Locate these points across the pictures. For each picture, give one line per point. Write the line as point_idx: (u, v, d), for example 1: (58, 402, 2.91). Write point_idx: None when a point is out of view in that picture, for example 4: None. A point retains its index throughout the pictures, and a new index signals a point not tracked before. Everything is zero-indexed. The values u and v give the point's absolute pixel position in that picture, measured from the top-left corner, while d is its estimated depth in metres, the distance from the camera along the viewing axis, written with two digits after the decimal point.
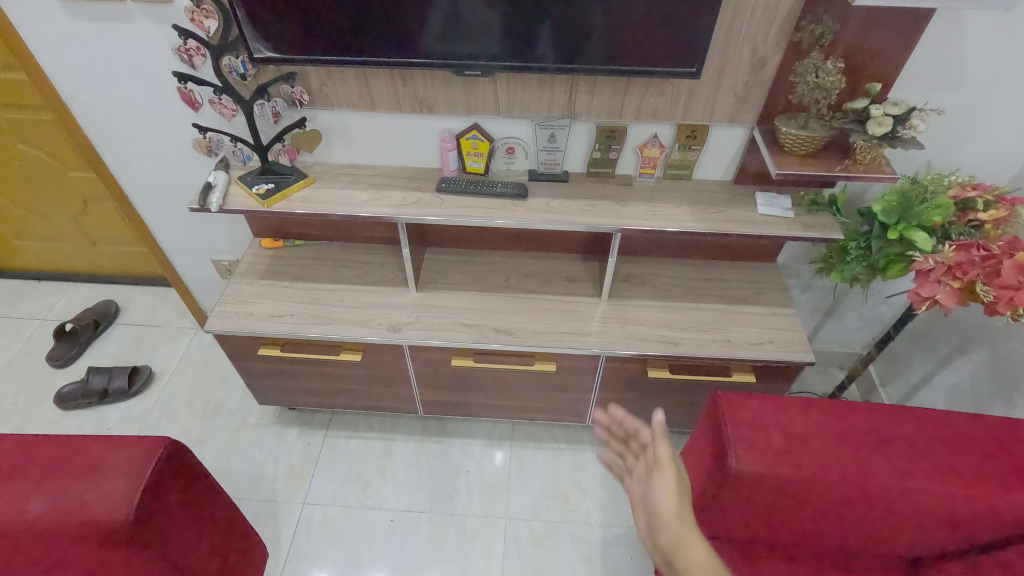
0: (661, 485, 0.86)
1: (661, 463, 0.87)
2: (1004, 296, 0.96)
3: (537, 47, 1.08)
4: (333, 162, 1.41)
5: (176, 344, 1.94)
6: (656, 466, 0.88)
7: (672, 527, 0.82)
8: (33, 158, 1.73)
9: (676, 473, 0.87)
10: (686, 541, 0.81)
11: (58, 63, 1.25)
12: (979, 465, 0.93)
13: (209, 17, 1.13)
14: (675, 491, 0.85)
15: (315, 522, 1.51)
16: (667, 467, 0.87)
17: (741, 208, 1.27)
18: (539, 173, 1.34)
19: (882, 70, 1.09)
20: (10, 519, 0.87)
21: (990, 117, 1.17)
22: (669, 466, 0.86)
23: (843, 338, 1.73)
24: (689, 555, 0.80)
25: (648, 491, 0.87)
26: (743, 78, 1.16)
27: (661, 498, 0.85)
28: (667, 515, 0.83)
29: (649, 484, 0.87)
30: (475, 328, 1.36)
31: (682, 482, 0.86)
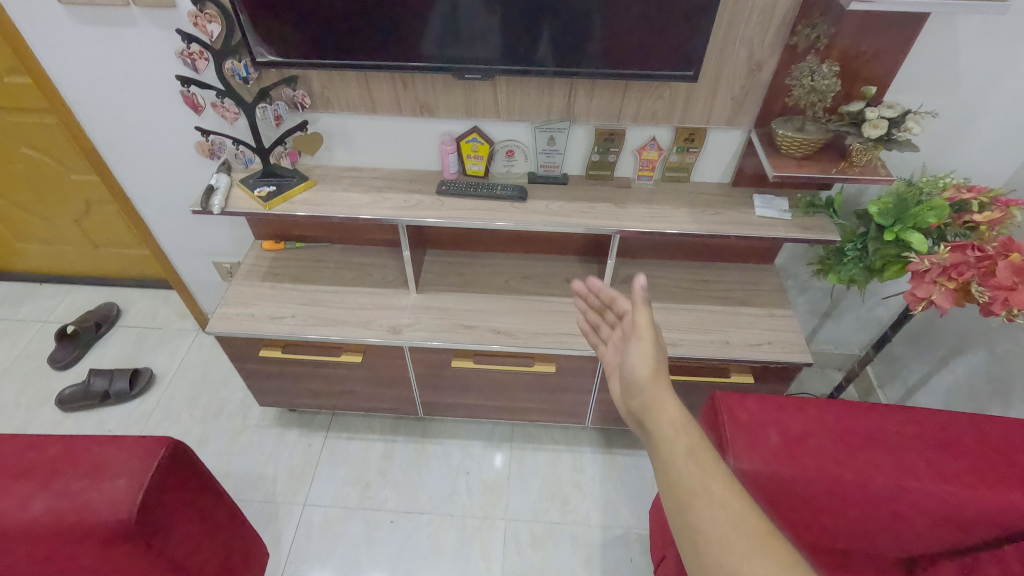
0: (636, 349, 0.80)
1: (639, 326, 0.80)
2: (999, 296, 0.97)
3: (537, 51, 1.09)
4: (334, 165, 1.42)
5: (177, 346, 1.95)
6: (633, 330, 0.82)
7: (646, 388, 0.77)
8: (36, 161, 1.74)
9: (654, 334, 0.80)
10: (658, 398, 0.76)
11: (62, 68, 1.27)
12: (975, 465, 0.93)
13: (211, 22, 1.14)
14: (652, 353, 0.79)
15: (315, 523, 1.51)
16: (644, 330, 0.80)
17: (739, 210, 1.28)
18: (539, 176, 1.35)
19: (877, 74, 1.11)
20: (14, 519, 0.87)
21: (984, 120, 1.18)
22: (647, 329, 0.79)
23: (841, 340, 1.74)
24: (661, 412, 0.75)
25: (624, 356, 0.81)
26: (740, 81, 1.17)
27: (636, 360, 0.79)
28: (640, 378, 0.78)
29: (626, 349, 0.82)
30: (475, 330, 1.37)
31: (661, 343, 0.80)
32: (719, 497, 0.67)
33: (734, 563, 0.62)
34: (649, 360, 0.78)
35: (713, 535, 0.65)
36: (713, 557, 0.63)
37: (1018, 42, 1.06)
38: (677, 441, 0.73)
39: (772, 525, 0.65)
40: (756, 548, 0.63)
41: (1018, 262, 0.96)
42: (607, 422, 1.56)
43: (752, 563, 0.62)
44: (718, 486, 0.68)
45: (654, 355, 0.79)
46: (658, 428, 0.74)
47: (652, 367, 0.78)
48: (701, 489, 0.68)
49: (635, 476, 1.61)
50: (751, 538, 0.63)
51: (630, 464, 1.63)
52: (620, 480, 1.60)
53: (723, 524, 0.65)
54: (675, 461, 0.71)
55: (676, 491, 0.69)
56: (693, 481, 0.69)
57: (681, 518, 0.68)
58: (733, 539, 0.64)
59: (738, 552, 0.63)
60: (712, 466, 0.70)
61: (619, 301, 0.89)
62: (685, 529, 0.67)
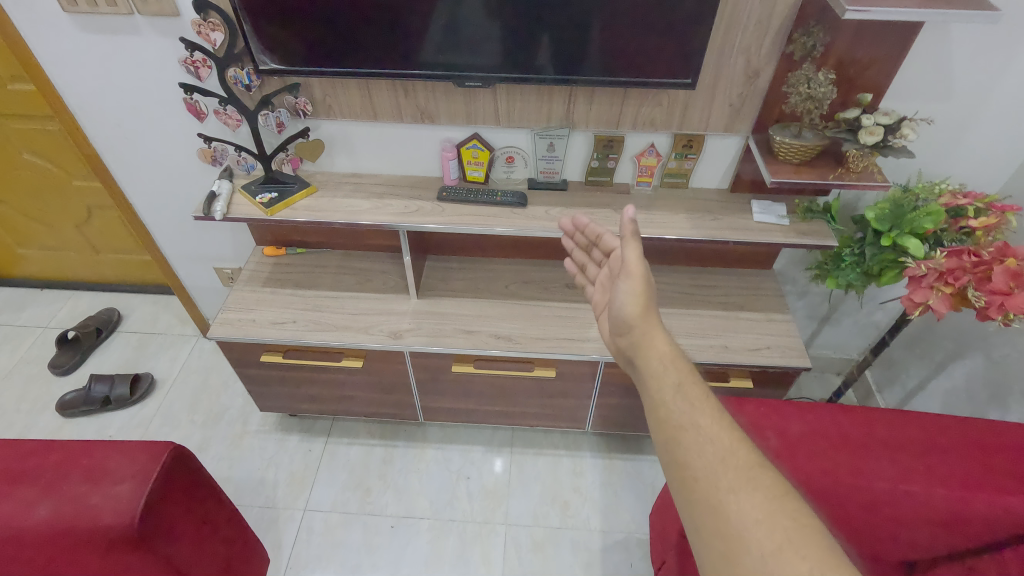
0: (625, 287, 0.76)
1: (628, 265, 0.76)
2: (995, 300, 0.97)
3: (536, 58, 1.10)
4: (336, 171, 1.43)
5: (178, 351, 1.96)
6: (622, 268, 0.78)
7: (636, 327, 0.75)
8: (37, 168, 1.74)
9: (645, 272, 0.76)
10: (647, 335, 0.75)
11: (66, 75, 1.28)
12: (975, 471, 0.93)
13: (215, 30, 1.15)
14: (642, 292, 0.75)
15: (316, 528, 1.52)
16: (633, 267, 0.75)
17: (738, 216, 1.29)
18: (539, 182, 1.37)
19: (873, 81, 1.12)
20: (17, 524, 0.88)
21: (978, 127, 1.19)
22: (636, 266, 0.75)
23: (840, 345, 1.75)
24: (650, 350, 0.74)
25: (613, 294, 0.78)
26: (738, 88, 1.18)
27: (625, 299, 0.76)
28: (630, 318, 0.76)
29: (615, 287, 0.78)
30: (475, 335, 1.38)
31: (651, 281, 0.76)
32: (706, 432, 0.65)
33: (721, 497, 0.60)
34: (638, 299, 0.75)
35: (701, 470, 0.62)
36: (700, 491, 0.61)
37: (1012, 50, 1.08)
38: (665, 377, 0.71)
39: (760, 458, 0.63)
40: (742, 481, 0.61)
41: (1014, 267, 0.96)
42: (606, 426, 1.56)
43: (738, 496, 0.60)
44: (706, 420, 0.66)
45: (644, 294, 0.75)
46: (647, 365, 0.73)
47: (641, 306, 0.75)
48: (689, 424, 0.65)
49: (635, 481, 1.61)
50: (738, 471, 0.61)
51: (630, 469, 1.63)
52: (620, 485, 1.60)
53: (710, 458, 0.63)
54: (663, 398, 0.69)
55: (665, 427, 0.67)
56: (680, 416, 0.66)
57: (669, 453, 0.65)
58: (720, 471, 0.61)
59: (725, 485, 0.60)
60: (700, 401, 0.68)
61: (605, 238, 0.90)
62: (672, 464, 0.65)
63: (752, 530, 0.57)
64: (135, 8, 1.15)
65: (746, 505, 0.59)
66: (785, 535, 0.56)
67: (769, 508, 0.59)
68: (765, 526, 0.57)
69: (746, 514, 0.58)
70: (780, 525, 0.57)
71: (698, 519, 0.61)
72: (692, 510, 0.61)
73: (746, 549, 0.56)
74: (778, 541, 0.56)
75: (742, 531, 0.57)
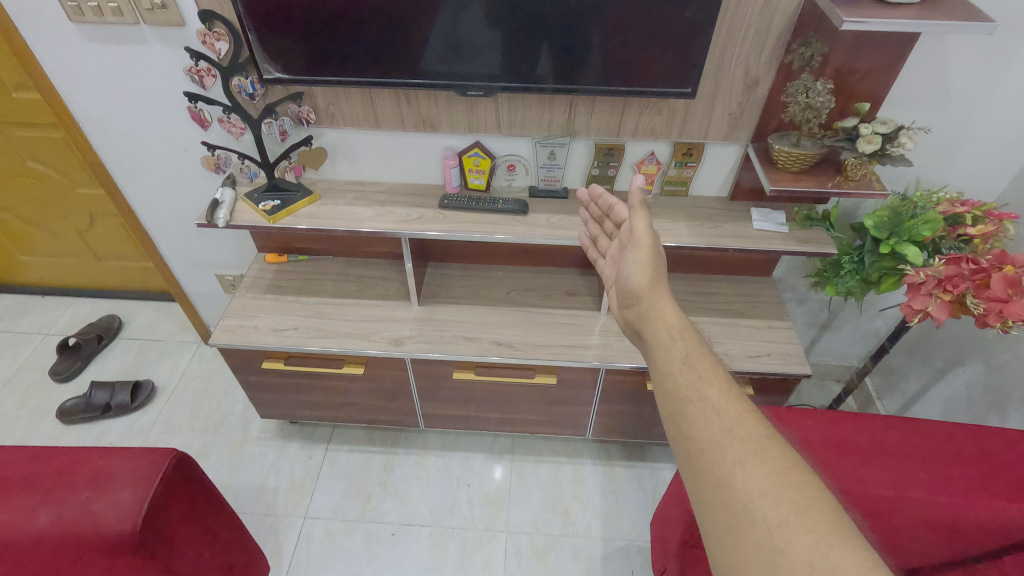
0: (634, 258, 0.79)
1: (636, 235, 0.78)
2: (993, 308, 0.99)
3: (538, 67, 1.12)
4: (338, 179, 1.44)
5: (179, 358, 1.96)
6: (630, 239, 0.80)
7: (643, 298, 0.78)
8: (40, 175, 1.75)
9: (652, 242, 0.78)
10: (655, 306, 0.77)
11: (71, 84, 1.29)
12: (975, 477, 0.93)
13: (219, 40, 1.16)
14: (649, 262, 0.78)
15: (316, 535, 1.51)
16: (641, 237, 0.78)
17: (737, 223, 1.30)
18: (539, 190, 1.38)
19: (871, 90, 1.13)
20: (18, 530, 0.88)
21: (975, 135, 1.20)
22: (643, 235, 0.77)
23: (840, 352, 1.76)
24: (657, 321, 0.76)
25: (621, 266, 0.81)
26: (737, 97, 1.20)
27: (633, 270, 0.78)
28: (638, 288, 0.78)
29: (623, 258, 0.81)
30: (477, 342, 1.38)
31: (658, 251, 0.79)
32: (713, 403, 0.65)
33: (726, 469, 0.60)
34: (647, 270, 0.78)
35: (706, 443, 0.62)
36: (705, 462, 0.62)
37: (1008, 60, 1.09)
38: (673, 349, 0.72)
39: (770, 429, 0.63)
40: (749, 453, 0.61)
41: (1011, 274, 0.97)
42: (607, 434, 1.56)
43: (745, 468, 0.60)
44: (713, 392, 0.66)
45: (651, 264, 0.78)
46: (655, 336, 0.75)
47: (648, 276, 0.78)
48: (694, 395, 0.66)
49: (635, 488, 1.61)
50: (745, 443, 0.61)
51: (630, 477, 1.63)
52: (620, 492, 1.60)
53: (716, 428, 0.63)
54: (670, 370, 0.70)
55: (671, 399, 0.68)
56: (686, 387, 0.67)
57: (674, 425, 0.66)
58: (726, 443, 0.62)
59: (730, 457, 0.61)
60: (708, 372, 0.68)
61: (617, 209, 0.89)
62: (678, 435, 0.66)
63: (757, 503, 0.57)
64: (141, 18, 1.16)
65: (752, 477, 0.59)
66: (792, 508, 0.56)
67: (775, 480, 0.58)
68: (771, 499, 0.57)
69: (751, 485, 0.58)
70: (787, 497, 0.57)
71: (704, 491, 0.61)
72: (698, 481, 0.62)
73: (751, 521, 0.56)
74: (784, 513, 0.56)
75: (747, 503, 0.57)
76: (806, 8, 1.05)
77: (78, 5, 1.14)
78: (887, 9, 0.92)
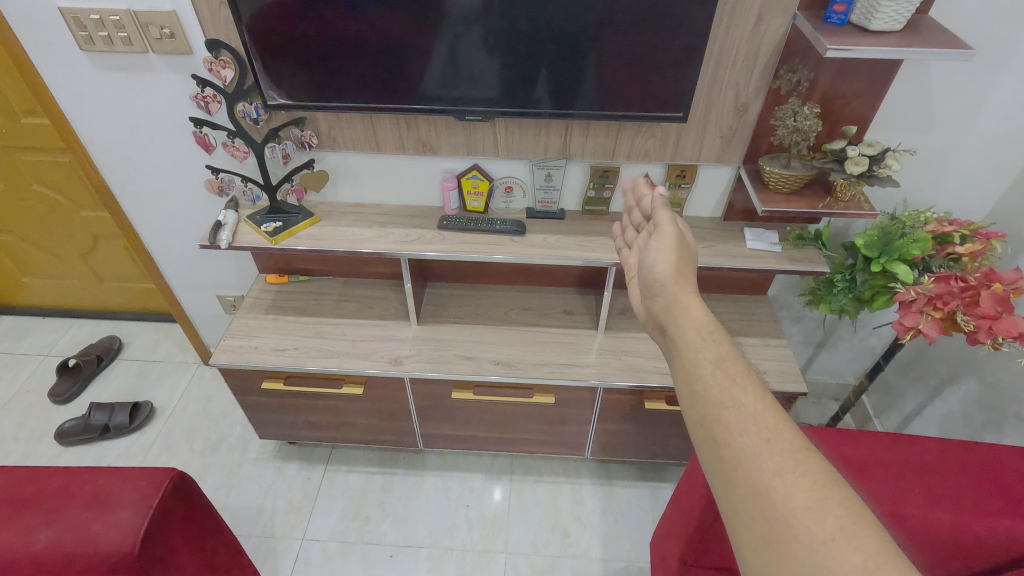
0: (657, 247, 0.78)
1: (661, 227, 0.80)
2: (983, 325, 1.00)
3: (534, 93, 1.15)
4: (339, 202, 1.47)
5: (178, 379, 1.96)
6: (655, 232, 0.81)
7: (669, 287, 0.74)
8: (46, 199, 1.78)
9: (675, 233, 0.78)
10: (681, 300, 0.72)
11: (81, 111, 1.32)
12: (972, 494, 0.94)
13: (225, 67, 1.18)
14: (673, 251, 0.77)
15: (314, 558, 1.50)
16: (666, 227, 0.79)
17: (731, 243, 1.33)
18: (536, 211, 1.40)
19: (858, 113, 1.17)
20: (16, 551, 0.88)
21: (958, 158, 1.24)
22: (668, 226, 0.79)
23: (837, 370, 1.77)
24: (685, 318, 0.70)
25: (644, 254, 0.80)
26: (728, 121, 1.23)
27: (657, 256, 0.77)
28: (663, 278, 0.75)
29: (646, 247, 0.80)
30: (475, 361, 1.39)
31: (683, 242, 0.78)
32: (749, 410, 0.59)
33: (765, 480, 0.54)
34: (672, 260, 0.76)
35: (743, 451, 0.56)
36: (742, 472, 0.55)
37: (989, 86, 1.12)
38: (703, 351, 0.65)
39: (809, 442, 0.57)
40: (789, 464, 0.54)
41: (1000, 292, 0.99)
42: (606, 453, 1.56)
43: (786, 480, 0.53)
44: (749, 399, 0.60)
45: (675, 251, 0.77)
46: (682, 335, 0.68)
47: (672, 264, 0.75)
48: (729, 400, 0.59)
49: (635, 508, 1.60)
50: (785, 454, 0.55)
51: (630, 497, 1.63)
52: (620, 513, 1.59)
53: (753, 437, 0.57)
54: (701, 372, 0.63)
55: (702, 403, 0.61)
56: (719, 391, 0.61)
57: (705, 431, 0.60)
58: (765, 452, 0.55)
59: (770, 468, 0.54)
60: (741, 378, 0.62)
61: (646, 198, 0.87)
62: (709, 440, 0.59)
63: (800, 517, 0.51)
64: (150, 47, 1.20)
65: (795, 491, 0.53)
66: (838, 524, 0.50)
67: (819, 494, 0.52)
68: (815, 514, 0.51)
69: (793, 499, 0.52)
70: (831, 512, 0.51)
71: (739, 501, 0.55)
72: (730, 491, 0.56)
73: (793, 536, 0.50)
74: (829, 530, 0.50)
75: (788, 518, 0.51)
76: (792, 36, 1.09)
77: (89, 35, 1.18)
78: (870, 37, 0.96)
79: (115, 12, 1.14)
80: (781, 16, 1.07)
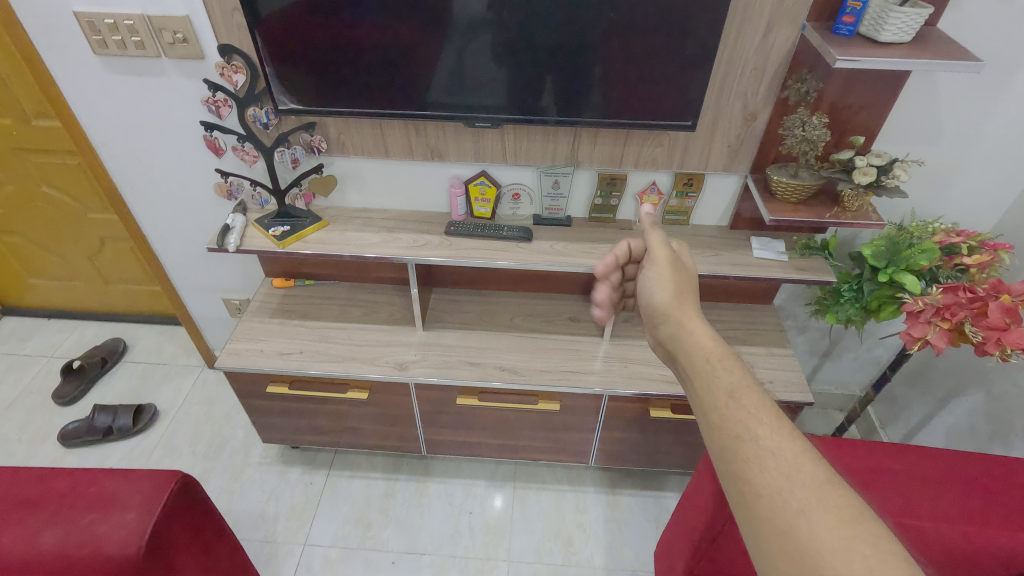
0: (654, 275, 0.76)
1: (654, 253, 0.78)
2: (992, 336, 1.01)
3: (542, 101, 1.16)
4: (347, 207, 1.48)
5: (182, 382, 1.96)
6: (647, 259, 0.79)
7: (672, 314, 0.71)
8: (55, 200, 1.79)
9: (670, 258, 0.77)
10: (686, 325, 0.70)
11: (93, 114, 1.33)
12: (979, 506, 0.93)
13: (237, 72, 1.21)
14: (671, 276, 0.75)
15: (316, 564, 1.49)
16: (659, 253, 0.77)
17: (738, 252, 1.33)
18: (543, 218, 1.41)
19: (865, 124, 1.18)
20: (22, 553, 0.87)
21: (965, 170, 1.24)
22: (660, 251, 0.77)
23: (842, 380, 1.76)
24: (693, 347, 0.68)
25: (641, 285, 0.78)
26: (735, 131, 1.24)
27: (654, 285, 0.75)
28: (660, 306, 0.73)
29: (642, 276, 0.78)
30: (481, 367, 1.39)
31: (677, 264, 0.77)
32: (767, 443, 0.57)
33: (789, 517, 0.52)
34: (668, 286, 0.74)
35: (764, 489, 0.55)
36: (766, 510, 0.54)
37: (997, 98, 1.13)
38: (717, 381, 0.63)
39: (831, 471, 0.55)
40: (813, 500, 0.52)
41: (1008, 303, 0.99)
42: (610, 461, 1.56)
43: (810, 517, 0.52)
44: (767, 430, 0.58)
45: (673, 277, 0.75)
46: (693, 365, 0.66)
47: (672, 290, 0.74)
48: (746, 434, 0.58)
49: (638, 517, 1.59)
50: (807, 489, 0.53)
51: (633, 506, 1.62)
52: (624, 521, 1.58)
53: (774, 473, 0.55)
54: (715, 404, 0.61)
55: (719, 437, 0.60)
56: (735, 425, 0.59)
57: (725, 466, 0.59)
58: (786, 489, 0.54)
59: (793, 505, 0.53)
60: (757, 409, 0.59)
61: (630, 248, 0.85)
62: (731, 476, 0.58)
63: (826, 556, 0.49)
64: (163, 51, 1.21)
65: (820, 529, 0.51)
66: (867, 564, 0.48)
67: (845, 532, 0.50)
68: (843, 553, 0.49)
69: (819, 538, 0.50)
70: (859, 551, 0.49)
71: (764, 540, 0.54)
72: (756, 528, 0.55)
73: None
74: (859, 570, 0.48)
75: (815, 557, 0.50)
76: (801, 46, 1.10)
77: (103, 39, 1.19)
78: (879, 48, 0.96)
79: (129, 16, 1.16)
80: (790, 27, 1.08)
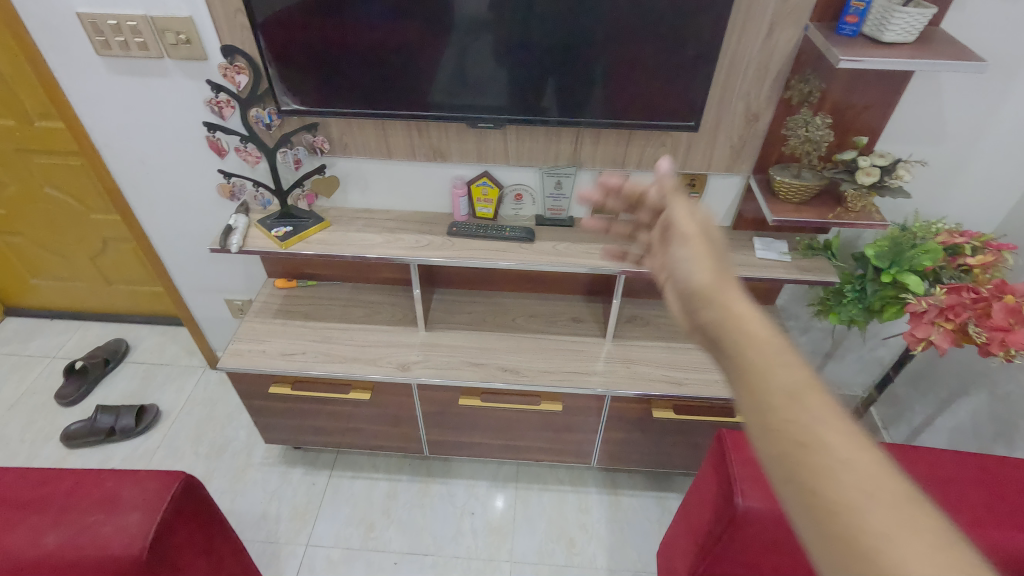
0: (684, 246, 0.63)
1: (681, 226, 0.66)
2: (996, 337, 1.00)
3: (544, 102, 1.16)
4: (349, 207, 1.48)
5: (184, 382, 1.97)
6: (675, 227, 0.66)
7: (709, 291, 0.58)
8: (57, 201, 1.80)
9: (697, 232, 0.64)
10: (728, 303, 0.56)
11: (96, 115, 1.33)
12: (985, 507, 0.93)
13: (240, 73, 1.20)
14: (704, 250, 0.62)
15: (318, 565, 1.49)
16: (687, 227, 0.65)
17: (740, 252, 1.33)
18: (546, 218, 1.41)
19: (868, 124, 1.17)
20: (26, 553, 0.87)
21: (969, 170, 1.24)
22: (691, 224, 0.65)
23: (844, 381, 1.76)
24: (738, 328, 0.54)
25: (669, 258, 0.65)
26: (738, 131, 1.23)
27: (686, 259, 0.62)
28: (698, 285, 0.59)
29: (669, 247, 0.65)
30: (484, 367, 1.39)
31: (709, 237, 0.64)
32: (840, 451, 0.44)
33: (872, 545, 0.41)
34: (704, 261, 0.61)
35: (839, 506, 0.43)
36: (841, 534, 0.42)
37: (1000, 98, 1.13)
38: (770, 370, 0.50)
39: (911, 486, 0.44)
40: (900, 525, 0.41)
41: (1013, 303, 0.99)
42: (612, 462, 1.56)
43: (901, 548, 0.40)
44: (838, 435, 0.45)
45: (707, 251, 0.62)
46: (737, 350, 0.53)
47: (707, 264, 0.60)
48: (814, 439, 0.45)
49: (640, 517, 1.59)
50: (893, 510, 0.42)
51: (635, 507, 1.62)
52: (626, 522, 1.58)
53: (854, 490, 0.43)
54: (770, 399, 0.48)
55: (776, 438, 0.47)
56: (799, 427, 0.46)
57: (786, 477, 0.46)
58: (870, 512, 0.42)
59: (879, 532, 0.41)
60: (825, 407, 0.47)
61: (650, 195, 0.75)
62: (793, 488, 0.45)
63: None
64: (166, 52, 1.21)
65: (913, 562, 0.40)
66: None
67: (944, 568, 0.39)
68: None
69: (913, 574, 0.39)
70: None
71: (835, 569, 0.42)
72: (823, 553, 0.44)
73: None
74: None
75: None
76: (804, 46, 1.10)
77: (106, 40, 1.19)
78: (882, 49, 0.96)
79: (133, 17, 1.16)
80: (793, 27, 1.08)
